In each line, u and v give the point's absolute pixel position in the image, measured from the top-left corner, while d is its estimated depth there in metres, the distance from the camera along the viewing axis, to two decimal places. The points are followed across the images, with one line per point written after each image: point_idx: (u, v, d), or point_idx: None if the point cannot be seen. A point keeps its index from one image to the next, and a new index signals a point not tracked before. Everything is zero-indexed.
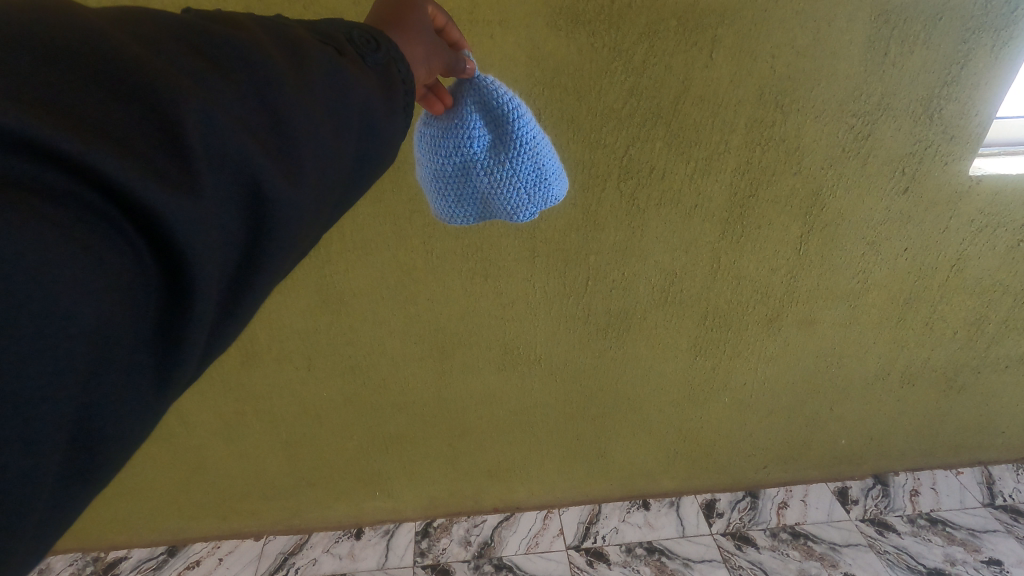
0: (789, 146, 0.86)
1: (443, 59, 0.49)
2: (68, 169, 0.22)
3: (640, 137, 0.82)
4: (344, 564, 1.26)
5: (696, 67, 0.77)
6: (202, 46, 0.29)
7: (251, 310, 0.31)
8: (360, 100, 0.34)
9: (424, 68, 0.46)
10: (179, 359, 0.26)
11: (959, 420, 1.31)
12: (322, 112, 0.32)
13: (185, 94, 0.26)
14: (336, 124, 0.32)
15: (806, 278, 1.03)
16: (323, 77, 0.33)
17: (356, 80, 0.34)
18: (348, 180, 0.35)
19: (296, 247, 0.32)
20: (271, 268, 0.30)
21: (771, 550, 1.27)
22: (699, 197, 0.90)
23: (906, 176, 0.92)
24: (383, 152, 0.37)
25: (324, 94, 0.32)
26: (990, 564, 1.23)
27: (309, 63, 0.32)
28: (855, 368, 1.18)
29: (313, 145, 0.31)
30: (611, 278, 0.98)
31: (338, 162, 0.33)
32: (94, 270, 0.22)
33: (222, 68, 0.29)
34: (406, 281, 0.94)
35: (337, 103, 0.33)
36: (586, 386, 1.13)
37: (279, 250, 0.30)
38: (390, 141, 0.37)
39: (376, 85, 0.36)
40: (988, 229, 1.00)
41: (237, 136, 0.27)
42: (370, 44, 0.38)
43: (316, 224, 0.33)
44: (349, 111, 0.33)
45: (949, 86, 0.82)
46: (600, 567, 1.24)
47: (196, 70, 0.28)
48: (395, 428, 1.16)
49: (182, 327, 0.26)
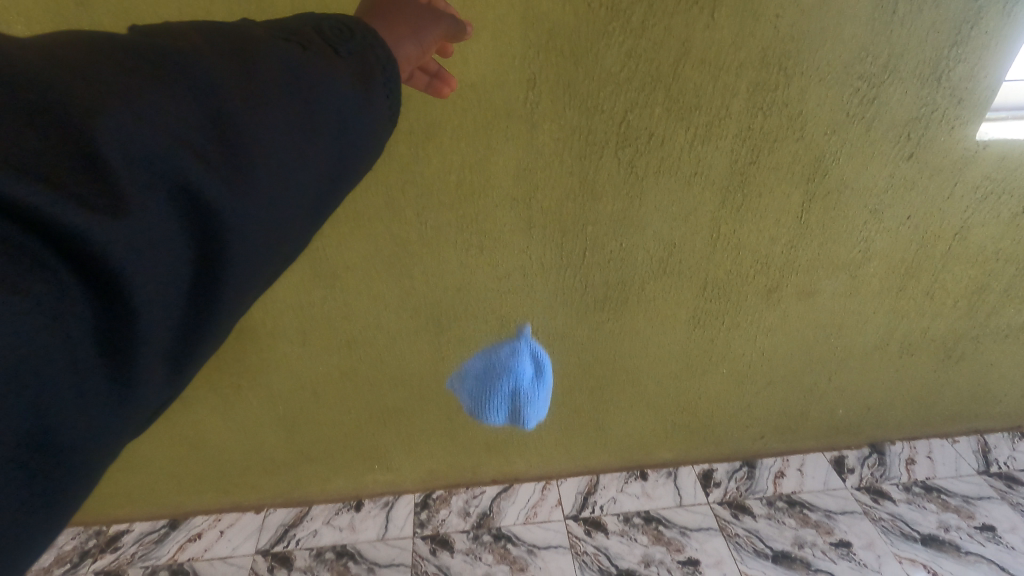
0: (793, 111, 0.84)
1: (439, 26, 0.50)
2: (24, 219, 0.28)
3: (639, 103, 0.80)
4: (344, 535, 1.28)
5: (697, 28, 0.74)
6: (165, 75, 0.34)
7: (235, 298, 0.37)
8: (320, 106, 0.37)
9: (415, 41, 0.48)
10: (137, 363, 0.33)
11: (957, 389, 1.31)
12: (278, 117, 0.36)
13: (138, 130, 0.31)
14: (292, 129, 0.36)
15: (807, 247, 1.01)
16: (279, 92, 0.36)
17: (314, 87, 0.37)
18: (326, 174, 0.39)
19: (262, 257, 0.37)
20: (240, 262, 0.35)
21: (767, 518, 1.29)
22: (700, 163, 0.88)
23: (911, 142, 0.90)
24: (353, 150, 0.40)
25: (280, 97, 0.36)
26: (983, 529, 1.24)
27: (267, 71, 0.37)
28: (855, 338, 1.17)
29: (268, 149, 0.35)
30: (608, 249, 0.96)
31: (306, 157, 0.37)
32: (38, 303, 0.28)
33: (179, 98, 0.33)
34: (400, 254, 0.92)
35: (293, 115, 0.36)
36: (583, 358, 1.12)
37: (233, 265, 0.35)
38: (363, 139, 0.40)
39: (341, 84, 0.39)
40: (993, 195, 0.99)
41: (178, 169, 0.32)
42: (344, 35, 0.42)
43: (287, 232, 0.38)
44: (313, 112, 0.37)
45: (958, 46, 0.80)
46: (598, 536, 1.26)
47: (153, 103, 0.32)
48: (392, 402, 1.15)
49: (131, 340, 0.32)
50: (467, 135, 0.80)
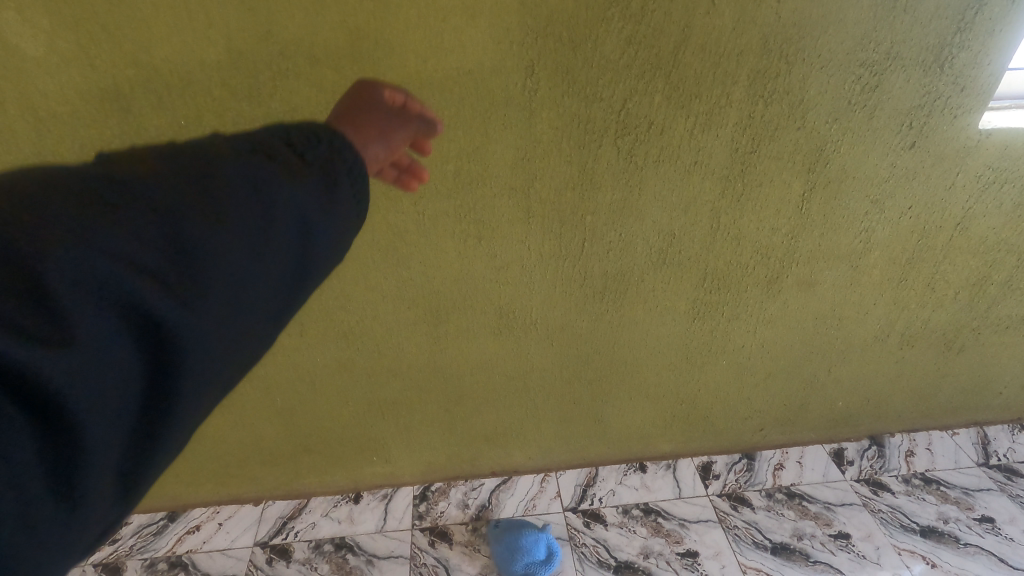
0: (794, 99, 0.83)
1: (407, 131, 0.59)
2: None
3: (638, 90, 0.79)
4: (343, 527, 1.27)
5: (697, 13, 0.73)
6: (119, 201, 0.37)
7: (192, 400, 0.39)
8: (275, 213, 0.42)
9: (385, 142, 0.56)
10: (85, 475, 0.34)
11: (957, 381, 1.31)
12: (235, 228, 0.40)
13: (91, 250, 0.34)
14: (244, 240, 0.40)
15: (807, 238, 1.01)
16: (232, 207, 0.40)
17: (268, 196, 0.42)
18: (277, 276, 0.43)
19: (214, 362, 0.40)
20: (195, 368, 0.38)
21: (767, 509, 1.28)
22: (700, 152, 0.87)
23: (913, 130, 0.89)
24: (304, 254, 0.44)
25: (239, 209, 0.40)
26: (982, 521, 1.24)
27: (227, 186, 0.41)
28: (855, 330, 1.17)
29: (220, 261, 0.39)
30: (607, 240, 0.95)
31: (256, 265, 0.41)
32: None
33: (135, 221, 0.36)
34: (397, 244, 0.91)
35: (246, 227, 0.40)
36: (582, 350, 1.12)
37: (185, 374, 0.38)
38: (317, 242, 0.44)
39: (298, 190, 0.43)
40: (996, 185, 0.98)
41: (131, 289, 0.35)
42: (311, 142, 0.47)
43: (239, 337, 0.41)
44: (269, 219, 0.41)
45: (962, 32, 0.79)
46: (597, 528, 1.26)
47: (106, 228, 0.35)
48: (390, 394, 1.14)
49: (81, 454, 0.34)
50: (464, 123, 0.80)
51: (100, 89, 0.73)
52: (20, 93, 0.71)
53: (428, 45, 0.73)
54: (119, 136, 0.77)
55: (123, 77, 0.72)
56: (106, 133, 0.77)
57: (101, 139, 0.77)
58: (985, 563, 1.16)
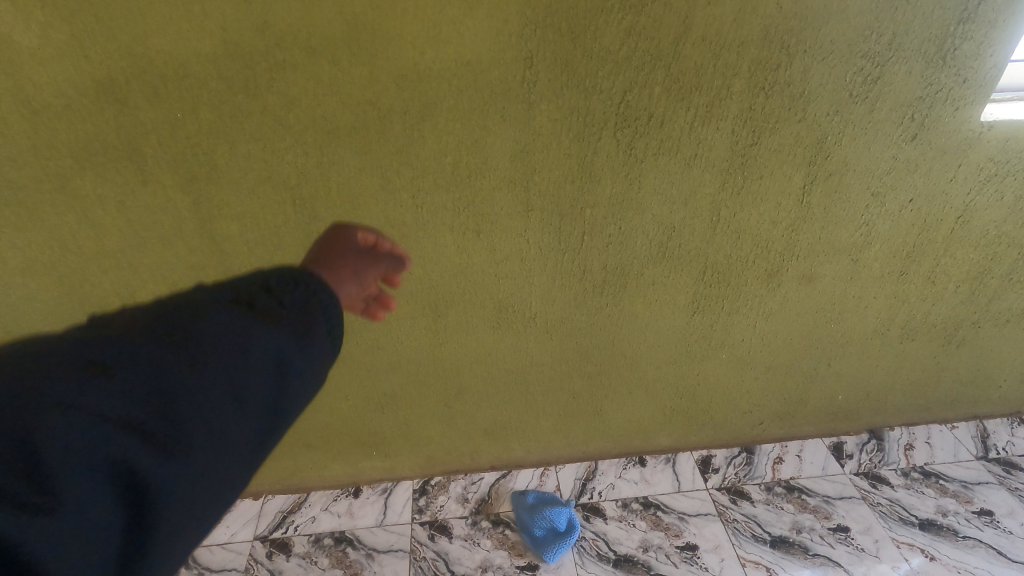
0: (795, 91, 0.83)
1: (376, 267, 0.66)
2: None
3: (638, 82, 0.78)
4: (343, 521, 1.27)
5: (697, 4, 0.73)
6: (110, 362, 0.40)
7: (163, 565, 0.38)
8: (259, 352, 0.44)
9: (356, 280, 0.61)
10: None
11: (956, 374, 1.31)
12: (217, 378, 0.42)
13: (82, 408, 0.37)
14: (228, 383, 0.42)
15: (808, 231, 1.00)
16: (216, 353, 0.43)
17: (253, 335, 0.44)
18: (262, 417, 0.44)
19: (198, 512, 0.40)
20: (170, 526, 0.38)
21: (766, 503, 1.29)
22: (700, 145, 0.87)
23: (915, 123, 0.89)
24: (288, 392, 0.45)
25: (223, 354, 0.43)
26: (981, 514, 1.24)
27: (211, 336, 0.43)
28: (855, 323, 1.16)
29: (204, 408, 0.40)
30: (607, 233, 0.95)
31: (240, 407, 0.42)
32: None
33: (123, 381, 0.39)
34: (396, 238, 0.91)
35: (231, 371, 0.42)
36: (582, 344, 1.12)
37: (170, 523, 0.38)
38: (302, 377, 0.46)
39: (280, 325, 0.46)
40: (997, 178, 0.98)
41: (118, 440, 0.37)
42: (288, 284, 0.50)
43: (225, 480, 0.41)
44: (248, 364, 0.43)
45: (964, 23, 0.79)
46: (596, 521, 1.26)
47: (99, 388, 0.38)
48: (389, 388, 1.14)
49: None
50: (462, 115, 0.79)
51: (94, 81, 0.72)
52: (16, 84, 0.71)
53: (426, 35, 0.73)
54: (115, 129, 0.76)
55: (118, 69, 0.71)
56: (101, 126, 0.76)
57: (96, 131, 0.76)
58: (983, 555, 1.17)
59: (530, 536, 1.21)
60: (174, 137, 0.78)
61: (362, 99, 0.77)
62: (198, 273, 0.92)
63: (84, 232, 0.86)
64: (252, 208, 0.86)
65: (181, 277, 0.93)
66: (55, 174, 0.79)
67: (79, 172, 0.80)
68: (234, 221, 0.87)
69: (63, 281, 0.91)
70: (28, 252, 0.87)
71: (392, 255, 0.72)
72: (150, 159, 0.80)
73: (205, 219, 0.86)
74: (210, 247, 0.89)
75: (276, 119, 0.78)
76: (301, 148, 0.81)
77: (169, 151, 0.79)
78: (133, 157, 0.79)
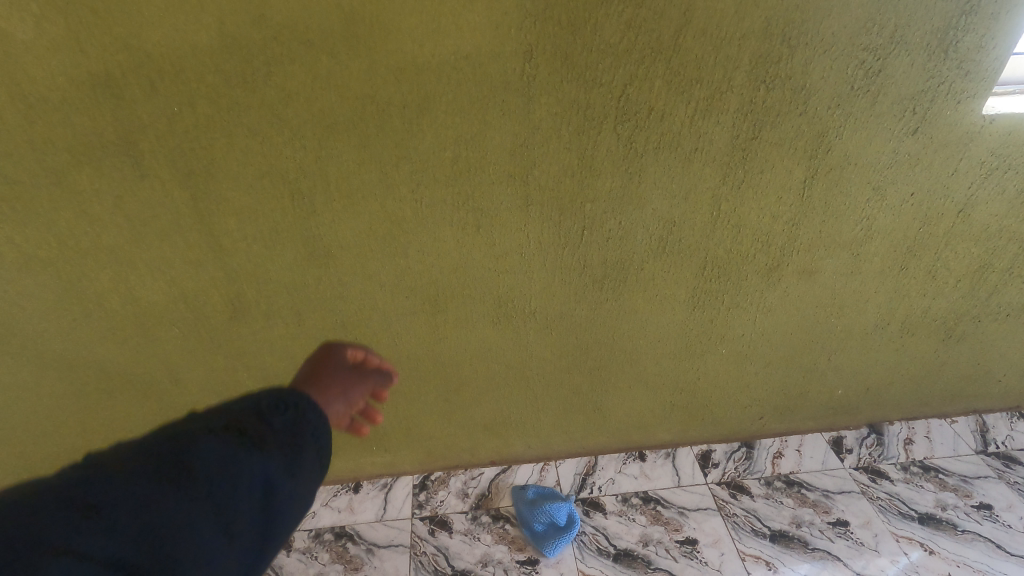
0: (796, 84, 0.82)
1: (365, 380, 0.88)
2: None
3: (638, 75, 0.78)
4: (343, 517, 1.27)
5: None
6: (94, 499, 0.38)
7: None
8: (251, 478, 0.43)
9: (344, 394, 0.84)
10: None
11: (956, 369, 1.31)
12: (207, 510, 0.40)
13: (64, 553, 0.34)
14: (216, 516, 0.40)
15: (809, 225, 1.00)
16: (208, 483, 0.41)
17: (246, 460, 0.43)
18: (251, 550, 0.42)
19: None
20: None
21: (765, 497, 1.29)
22: (700, 139, 0.86)
23: (916, 116, 0.89)
24: (277, 522, 0.44)
25: (216, 482, 0.41)
26: (980, 508, 1.24)
27: (201, 463, 0.42)
28: (855, 318, 1.16)
29: (193, 546, 0.38)
30: (607, 228, 0.95)
31: (230, 542, 0.40)
32: None
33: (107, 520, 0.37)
34: (396, 232, 0.91)
35: (221, 498, 0.41)
36: (581, 338, 1.11)
37: None
38: (291, 503, 0.45)
39: (273, 449, 0.45)
40: (998, 172, 0.97)
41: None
42: (280, 406, 0.49)
43: None
44: (238, 492, 0.42)
45: (966, 15, 0.79)
46: (596, 516, 1.26)
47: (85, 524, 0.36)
48: (389, 384, 1.14)
49: None
50: (461, 109, 0.79)
51: (91, 75, 0.71)
52: (13, 77, 0.70)
53: (425, 28, 0.72)
54: (111, 123, 0.76)
55: (114, 63, 0.71)
56: (97, 120, 0.75)
57: (93, 126, 0.76)
58: (982, 549, 1.17)
59: (531, 531, 1.20)
60: (171, 132, 0.78)
61: (360, 93, 0.76)
62: (197, 268, 0.92)
63: (81, 227, 0.85)
64: (251, 203, 0.85)
65: (180, 273, 0.92)
66: (51, 169, 0.79)
67: (76, 167, 0.79)
68: (232, 216, 0.87)
69: (60, 277, 0.90)
70: (26, 247, 0.86)
71: (380, 370, 0.92)
72: (147, 153, 0.79)
73: (203, 214, 0.86)
74: (209, 242, 0.89)
75: (274, 113, 0.77)
76: (300, 142, 0.80)
77: (166, 146, 0.79)
78: (130, 151, 0.79)
